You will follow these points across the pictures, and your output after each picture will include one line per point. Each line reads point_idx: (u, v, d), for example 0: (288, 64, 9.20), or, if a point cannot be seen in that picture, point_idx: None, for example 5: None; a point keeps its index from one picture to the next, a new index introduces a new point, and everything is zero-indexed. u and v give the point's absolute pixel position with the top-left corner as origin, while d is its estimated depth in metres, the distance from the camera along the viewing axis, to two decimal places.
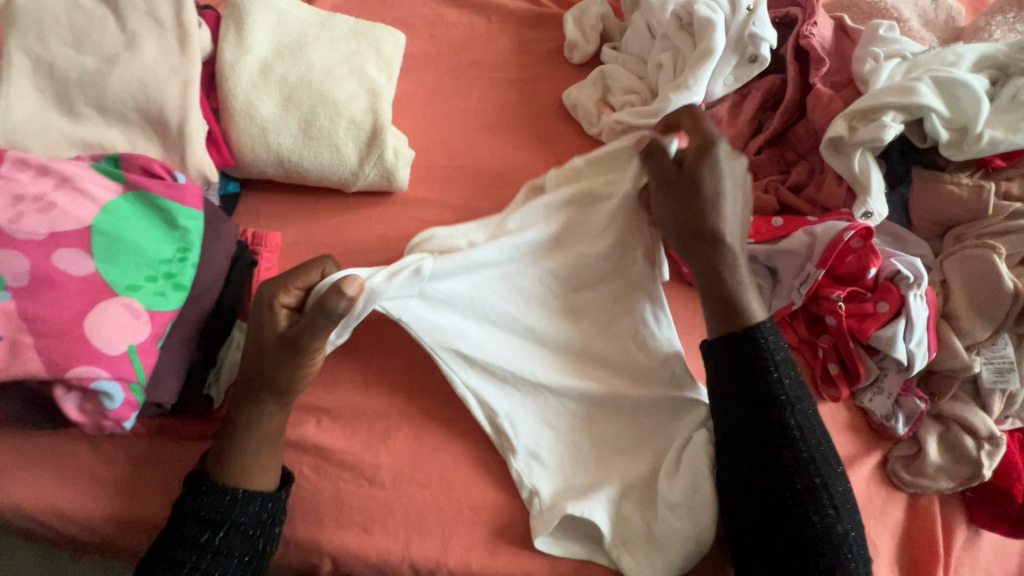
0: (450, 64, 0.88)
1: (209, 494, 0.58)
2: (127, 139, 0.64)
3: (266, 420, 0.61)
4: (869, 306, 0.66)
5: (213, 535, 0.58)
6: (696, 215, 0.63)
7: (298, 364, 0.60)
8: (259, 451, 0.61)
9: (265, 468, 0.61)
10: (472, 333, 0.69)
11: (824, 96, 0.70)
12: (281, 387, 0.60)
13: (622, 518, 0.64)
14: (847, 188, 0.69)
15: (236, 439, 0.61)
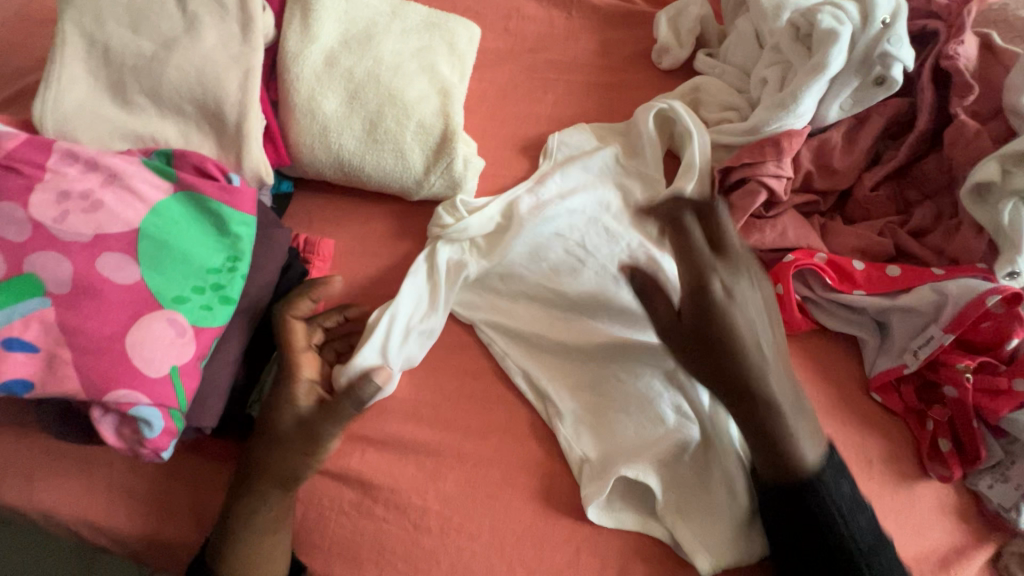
0: (525, 62, 0.81)
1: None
2: (180, 132, 0.59)
3: (266, 509, 0.57)
4: (1004, 381, 0.57)
5: None
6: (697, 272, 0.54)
7: (313, 455, 0.57)
8: (263, 545, 0.57)
9: (267, 567, 0.57)
10: (509, 307, 0.68)
11: (968, 130, 0.60)
12: (291, 476, 0.57)
13: (676, 484, 0.60)
14: (988, 242, 0.59)
15: (233, 533, 0.57)
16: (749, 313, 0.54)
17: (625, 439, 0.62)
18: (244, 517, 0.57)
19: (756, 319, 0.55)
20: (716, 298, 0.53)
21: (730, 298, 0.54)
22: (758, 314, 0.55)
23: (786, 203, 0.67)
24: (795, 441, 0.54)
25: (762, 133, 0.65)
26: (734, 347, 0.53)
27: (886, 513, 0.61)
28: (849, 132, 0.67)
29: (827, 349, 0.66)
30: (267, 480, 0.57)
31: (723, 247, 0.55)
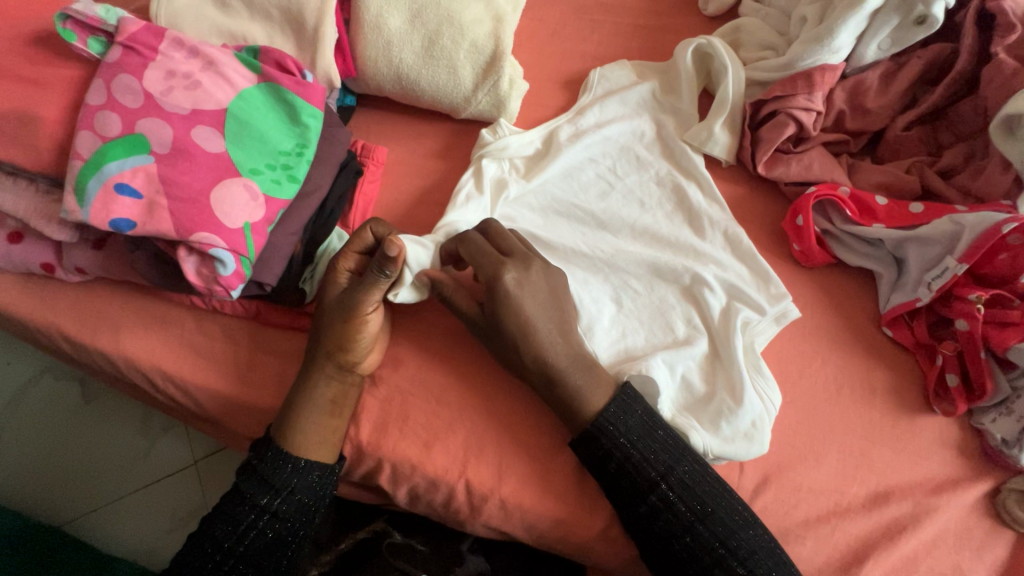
0: (576, 4, 0.85)
1: (266, 463, 0.61)
2: (267, 35, 0.68)
3: (324, 382, 0.64)
4: (1016, 314, 0.58)
5: (272, 499, 0.60)
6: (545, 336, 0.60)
7: (353, 323, 0.63)
8: (322, 418, 0.64)
9: (324, 441, 0.64)
10: (544, 223, 0.71)
11: (1005, 69, 0.61)
12: (340, 347, 0.64)
13: (681, 390, 0.64)
14: (1014, 177, 0.60)
15: (296, 408, 0.63)
16: (531, 292, 0.61)
17: (638, 347, 0.66)
18: (302, 390, 0.64)
19: (550, 302, 0.62)
20: (507, 286, 0.60)
21: (520, 283, 0.61)
22: (536, 287, 0.62)
23: (815, 139, 0.70)
24: (635, 454, 0.58)
25: (795, 68, 0.68)
26: (479, 267, 0.62)
27: (880, 439, 0.63)
28: (884, 74, 0.69)
29: (840, 282, 0.69)
30: (324, 358, 0.64)
31: (507, 251, 0.63)
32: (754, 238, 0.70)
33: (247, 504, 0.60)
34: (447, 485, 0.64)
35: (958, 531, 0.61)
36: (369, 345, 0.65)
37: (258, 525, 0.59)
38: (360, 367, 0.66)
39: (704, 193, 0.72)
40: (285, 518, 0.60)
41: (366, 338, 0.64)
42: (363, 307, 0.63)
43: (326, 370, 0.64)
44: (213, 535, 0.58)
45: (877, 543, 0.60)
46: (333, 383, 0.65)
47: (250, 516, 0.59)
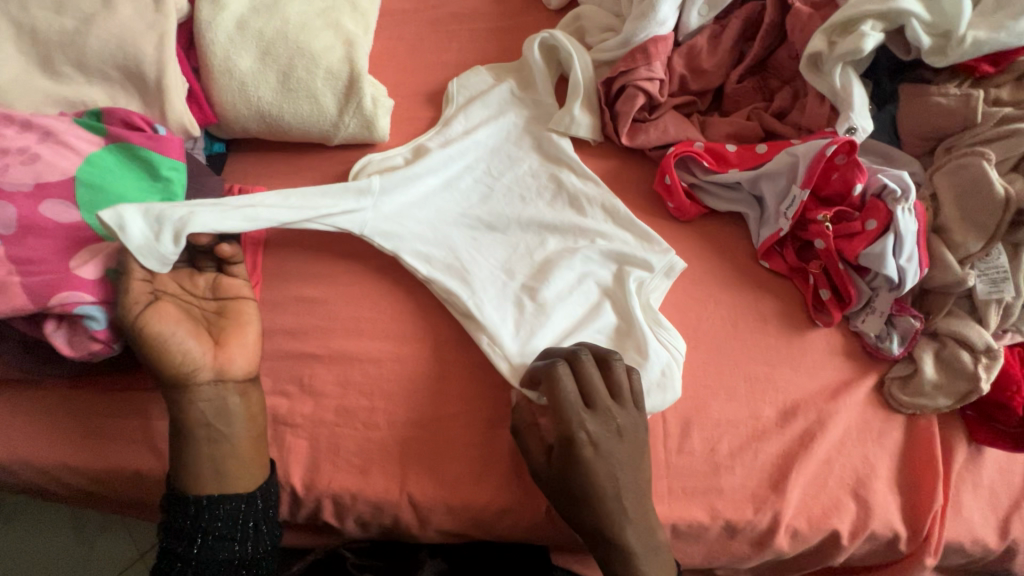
0: (429, 17, 0.87)
1: (175, 514, 0.58)
2: (109, 96, 0.66)
3: (189, 409, 0.58)
4: (857, 225, 0.65)
5: (189, 546, 0.57)
6: (596, 505, 0.57)
7: (163, 346, 0.56)
8: (220, 452, 0.59)
9: (231, 473, 0.59)
10: (428, 234, 0.71)
11: (802, 16, 0.69)
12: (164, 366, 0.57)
13: None
14: (830, 107, 0.68)
15: (179, 450, 0.59)
16: (609, 467, 0.57)
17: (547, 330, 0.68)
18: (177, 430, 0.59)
19: (612, 483, 0.57)
20: (585, 458, 0.57)
21: (598, 452, 0.57)
22: (618, 456, 0.58)
23: (666, 105, 0.75)
24: None
25: (633, 44, 0.74)
26: (555, 415, 0.58)
27: (777, 360, 0.69)
28: (711, 37, 0.76)
29: (717, 228, 0.75)
30: (170, 389, 0.58)
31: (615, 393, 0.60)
32: (633, 204, 0.75)
33: (170, 556, 0.58)
34: (391, 506, 0.64)
35: (859, 427, 0.66)
36: (194, 346, 0.58)
37: (188, 575, 0.57)
38: (217, 371, 0.59)
39: (578, 175, 0.76)
40: (215, 557, 0.58)
41: (182, 340, 0.57)
42: (131, 310, 0.55)
43: (179, 397, 0.58)
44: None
45: (795, 456, 0.65)
46: (205, 403, 0.59)
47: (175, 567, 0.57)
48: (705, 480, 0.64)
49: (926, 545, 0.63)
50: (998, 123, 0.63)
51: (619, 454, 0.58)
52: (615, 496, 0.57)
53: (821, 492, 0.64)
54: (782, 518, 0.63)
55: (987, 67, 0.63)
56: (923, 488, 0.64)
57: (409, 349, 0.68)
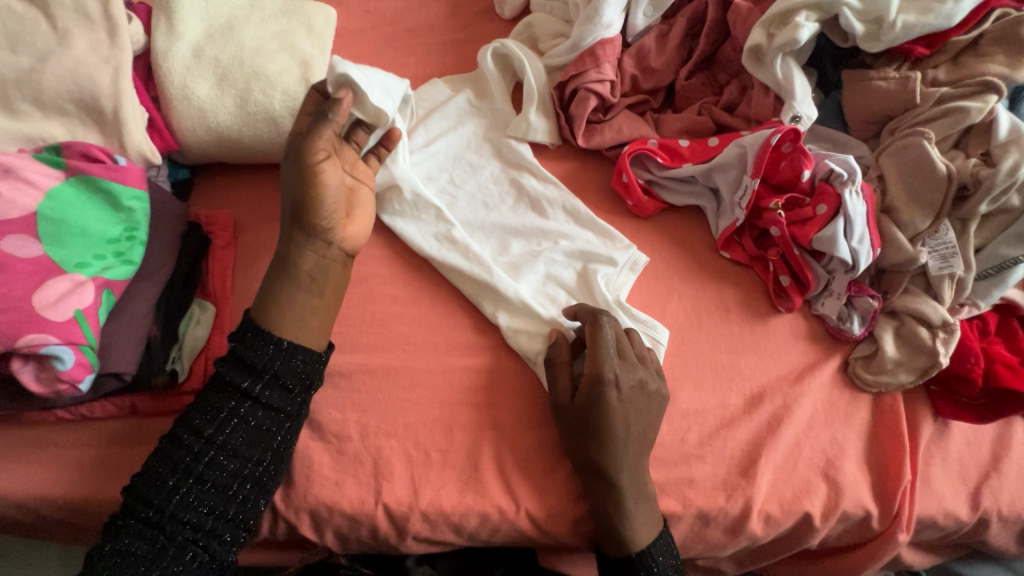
0: (386, 34, 0.89)
1: (244, 351, 0.60)
2: (68, 130, 0.67)
3: (304, 250, 0.62)
4: (809, 210, 0.66)
5: (254, 384, 0.60)
6: (602, 454, 0.61)
7: (319, 187, 0.61)
8: (313, 301, 0.63)
9: (308, 328, 0.63)
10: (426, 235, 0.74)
11: (742, 10, 0.70)
12: (297, 204, 0.61)
13: None
14: (774, 97, 0.69)
15: (276, 284, 0.62)
16: (626, 413, 0.62)
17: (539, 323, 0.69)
18: (287, 263, 0.62)
19: (624, 426, 0.62)
20: (609, 399, 0.61)
21: (622, 397, 0.62)
22: (634, 406, 0.62)
23: (619, 105, 0.77)
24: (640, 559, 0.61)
25: (581, 48, 0.75)
26: (590, 354, 0.63)
27: (742, 348, 0.69)
28: (658, 36, 0.77)
29: (676, 223, 0.76)
30: (295, 227, 0.62)
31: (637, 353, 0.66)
32: (592, 204, 0.77)
33: (229, 391, 0.60)
34: (368, 516, 0.65)
35: (825, 409, 0.67)
36: (338, 207, 0.62)
37: (239, 415, 0.59)
38: (337, 232, 0.64)
39: (539, 179, 0.77)
40: (268, 407, 0.60)
41: (332, 186, 0.62)
42: (315, 155, 0.60)
43: (301, 238, 0.62)
44: (194, 425, 0.59)
45: (763, 442, 0.66)
46: (313, 252, 0.62)
47: (230, 403, 0.59)
48: (676, 471, 0.65)
49: (898, 522, 0.64)
50: (936, 102, 0.64)
51: (635, 409, 0.62)
52: (621, 442, 0.61)
53: (791, 476, 0.65)
54: (754, 504, 0.64)
55: (921, 49, 0.65)
56: (892, 467, 0.65)
57: (379, 360, 0.69)
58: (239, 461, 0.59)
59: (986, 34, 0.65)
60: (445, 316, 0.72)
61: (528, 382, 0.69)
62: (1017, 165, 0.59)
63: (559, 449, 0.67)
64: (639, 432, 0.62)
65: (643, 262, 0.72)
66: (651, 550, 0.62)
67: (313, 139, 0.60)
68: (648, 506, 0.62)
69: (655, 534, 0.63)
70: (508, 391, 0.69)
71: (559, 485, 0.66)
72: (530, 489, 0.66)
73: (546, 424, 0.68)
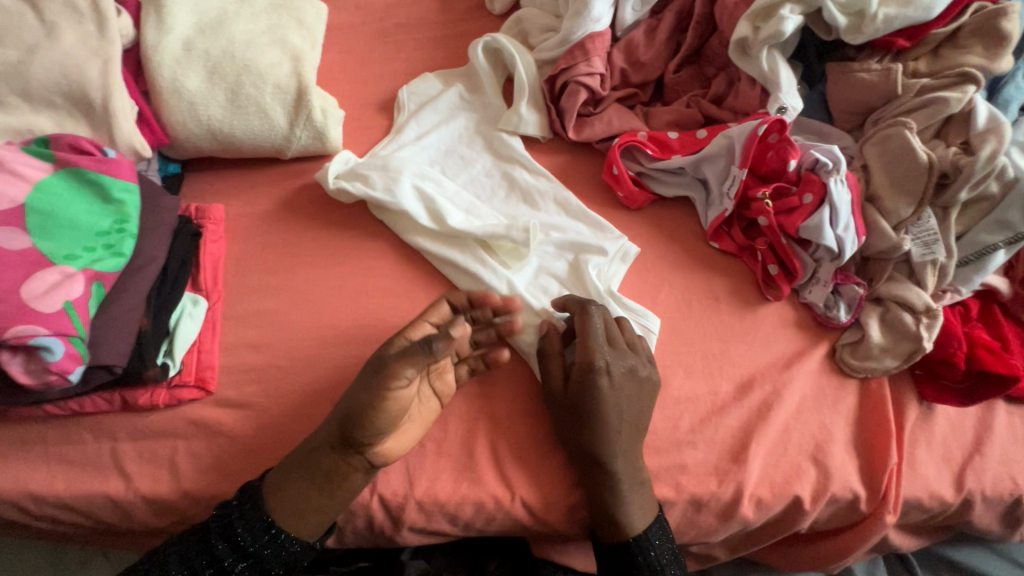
0: (377, 29, 0.89)
1: (248, 519, 0.60)
2: (56, 124, 0.66)
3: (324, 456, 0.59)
4: (795, 199, 0.67)
5: (236, 562, 0.60)
6: (594, 440, 0.62)
7: (392, 397, 0.57)
8: (308, 487, 0.60)
9: (305, 518, 0.61)
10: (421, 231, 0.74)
11: (728, 4, 0.72)
12: (353, 414, 0.58)
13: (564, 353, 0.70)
14: (760, 89, 0.71)
15: (289, 472, 0.60)
16: (619, 400, 0.63)
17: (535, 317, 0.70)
18: (329, 479, 0.60)
19: (617, 414, 0.62)
20: (601, 385, 0.62)
21: (613, 384, 0.63)
22: (627, 394, 0.63)
23: (608, 98, 0.78)
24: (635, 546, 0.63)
25: (571, 42, 0.76)
26: (582, 342, 0.64)
27: (732, 337, 0.70)
28: (646, 30, 0.78)
29: (666, 214, 0.77)
30: (339, 435, 0.59)
31: (630, 342, 0.67)
32: (584, 196, 0.77)
33: (212, 556, 0.59)
34: (363, 507, 0.65)
35: (814, 396, 0.68)
36: (389, 433, 0.59)
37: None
38: (377, 453, 0.60)
39: (530, 172, 0.78)
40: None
41: (388, 429, 0.59)
42: (397, 382, 0.57)
43: (345, 459, 0.60)
44: (171, 568, 0.59)
45: (753, 428, 0.66)
46: (354, 467, 0.60)
47: (210, 569, 0.59)
48: (669, 457, 0.66)
49: (885, 504, 0.65)
50: (917, 93, 0.66)
51: (625, 396, 0.63)
52: (615, 431, 0.62)
53: (781, 461, 0.66)
54: (745, 489, 0.64)
55: (902, 42, 0.66)
56: (879, 451, 0.66)
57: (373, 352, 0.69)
58: None
59: (964, 27, 0.66)
60: None
61: (522, 372, 0.70)
62: (995, 152, 0.61)
63: (552, 438, 0.68)
64: (631, 419, 0.63)
65: (635, 252, 0.73)
66: (648, 534, 0.63)
67: (397, 370, 0.57)
68: (642, 492, 0.63)
69: (650, 519, 0.64)
70: (501, 381, 0.69)
71: (553, 473, 0.66)
72: (525, 477, 0.66)
73: (540, 414, 0.68)
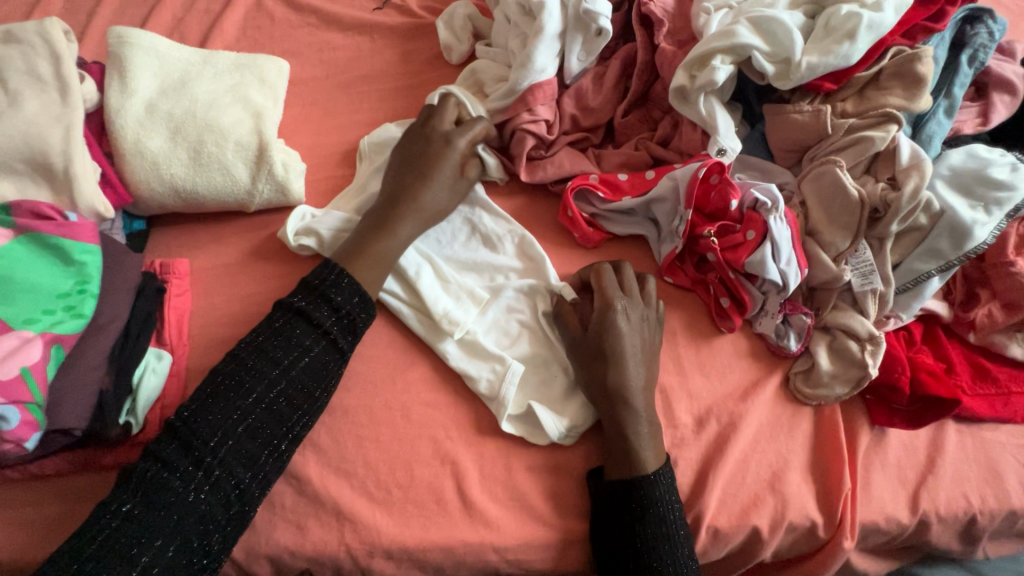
0: (339, 82, 0.93)
1: (264, 351, 0.64)
2: (18, 189, 0.68)
3: (409, 224, 0.74)
4: (739, 235, 0.70)
5: (285, 364, 0.64)
6: (627, 456, 0.65)
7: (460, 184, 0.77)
8: (377, 270, 0.71)
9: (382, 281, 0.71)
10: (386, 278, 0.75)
11: (667, 54, 0.76)
12: (438, 203, 0.76)
13: (531, 391, 0.72)
14: (702, 132, 0.75)
15: (370, 250, 0.71)
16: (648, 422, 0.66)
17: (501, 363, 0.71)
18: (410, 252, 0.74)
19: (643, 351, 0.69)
20: (620, 323, 0.68)
21: (643, 404, 0.67)
22: (642, 334, 0.70)
23: (559, 142, 0.82)
24: (669, 554, 0.63)
25: (518, 91, 0.79)
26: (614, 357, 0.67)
27: (689, 368, 0.72)
28: (595, 77, 0.82)
29: (622, 251, 0.80)
30: (411, 205, 0.74)
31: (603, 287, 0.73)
32: (542, 238, 0.80)
33: (261, 371, 0.63)
34: (330, 558, 0.65)
35: (770, 423, 0.70)
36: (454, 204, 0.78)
37: (253, 411, 0.61)
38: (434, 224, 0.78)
39: (490, 216, 0.80)
40: (294, 389, 0.63)
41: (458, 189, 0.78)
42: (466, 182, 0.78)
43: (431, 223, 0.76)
44: (211, 418, 0.59)
45: (713, 460, 0.68)
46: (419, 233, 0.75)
47: (260, 383, 0.62)
48: None
49: (843, 529, 0.66)
50: (847, 132, 0.70)
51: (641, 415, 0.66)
52: (630, 355, 0.68)
53: (740, 490, 0.67)
54: (706, 520, 0.66)
55: (829, 86, 0.70)
56: (834, 475, 0.68)
57: (339, 399, 0.70)
58: (259, 439, 0.61)
59: (884, 70, 0.71)
60: (403, 352, 0.73)
61: (485, 414, 0.71)
62: (918, 187, 0.65)
63: (518, 476, 0.68)
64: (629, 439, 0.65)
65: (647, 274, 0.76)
66: (662, 474, 0.65)
67: (459, 173, 0.77)
68: (656, 439, 0.66)
69: (661, 462, 0.66)
70: (466, 424, 0.70)
71: (519, 513, 0.67)
72: (492, 517, 0.66)
73: (506, 453, 0.69)
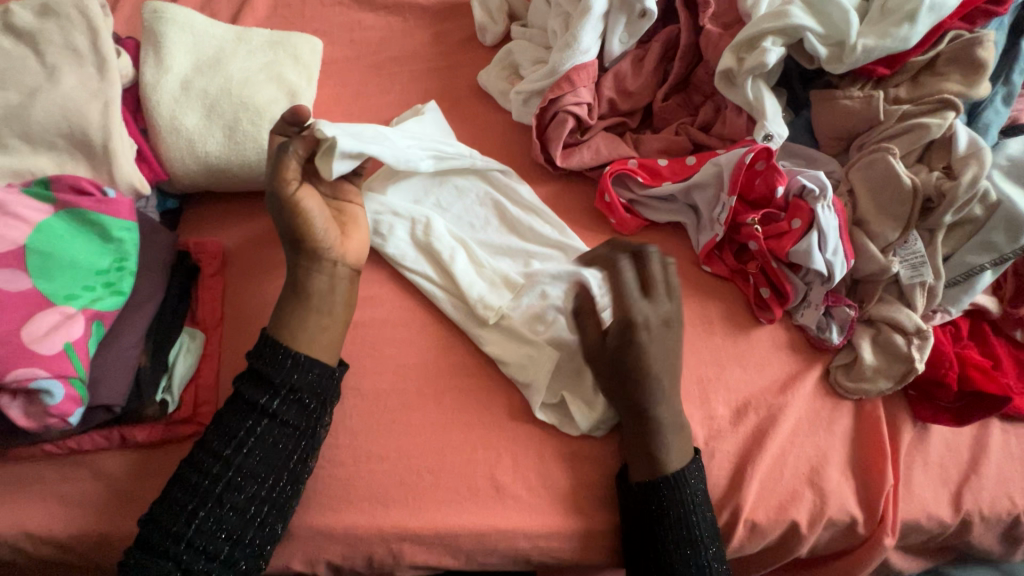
0: (371, 62, 0.91)
1: (235, 409, 0.62)
2: (56, 164, 0.68)
3: (311, 277, 0.67)
4: (784, 224, 0.69)
5: (255, 422, 0.62)
6: (660, 445, 0.64)
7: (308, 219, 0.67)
8: (323, 319, 0.67)
9: (322, 343, 0.66)
10: (420, 262, 0.75)
11: (713, 36, 0.74)
12: (306, 238, 0.67)
13: (565, 379, 0.71)
14: (746, 117, 0.73)
15: (293, 315, 0.66)
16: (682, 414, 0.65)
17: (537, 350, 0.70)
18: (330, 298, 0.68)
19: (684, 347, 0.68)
20: (657, 329, 0.66)
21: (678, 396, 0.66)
22: (686, 328, 0.68)
23: (596, 126, 0.80)
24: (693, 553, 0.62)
25: (559, 72, 0.77)
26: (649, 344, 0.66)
27: (727, 360, 0.71)
28: (634, 60, 0.80)
29: (659, 239, 0.78)
30: (296, 252, 0.68)
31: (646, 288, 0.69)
32: (577, 224, 0.79)
33: (230, 432, 0.61)
34: (363, 541, 0.65)
35: (809, 418, 0.69)
36: (328, 228, 0.68)
37: (229, 476, 0.60)
38: (337, 251, 0.69)
39: (523, 204, 0.79)
40: (272, 445, 0.62)
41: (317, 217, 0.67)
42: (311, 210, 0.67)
43: (319, 265, 0.68)
44: (189, 483, 0.59)
45: (750, 453, 0.67)
46: (321, 273, 0.68)
47: (227, 447, 0.61)
48: None
49: (883, 526, 0.65)
50: (899, 119, 0.68)
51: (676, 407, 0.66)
52: (670, 349, 0.66)
53: (778, 485, 0.66)
54: (743, 514, 0.65)
55: (882, 70, 0.68)
56: (875, 472, 0.66)
57: (371, 382, 0.70)
58: (246, 501, 0.60)
59: (941, 55, 0.68)
60: (435, 337, 0.73)
61: (518, 401, 0.70)
62: (976, 178, 0.63)
63: (551, 466, 0.67)
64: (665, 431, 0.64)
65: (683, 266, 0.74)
66: (686, 472, 0.64)
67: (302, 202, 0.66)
68: (691, 432, 0.65)
69: (687, 461, 0.65)
70: (499, 411, 0.69)
71: (553, 502, 0.66)
72: (524, 505, 0.66)
73: (538, 441, 0.68)
